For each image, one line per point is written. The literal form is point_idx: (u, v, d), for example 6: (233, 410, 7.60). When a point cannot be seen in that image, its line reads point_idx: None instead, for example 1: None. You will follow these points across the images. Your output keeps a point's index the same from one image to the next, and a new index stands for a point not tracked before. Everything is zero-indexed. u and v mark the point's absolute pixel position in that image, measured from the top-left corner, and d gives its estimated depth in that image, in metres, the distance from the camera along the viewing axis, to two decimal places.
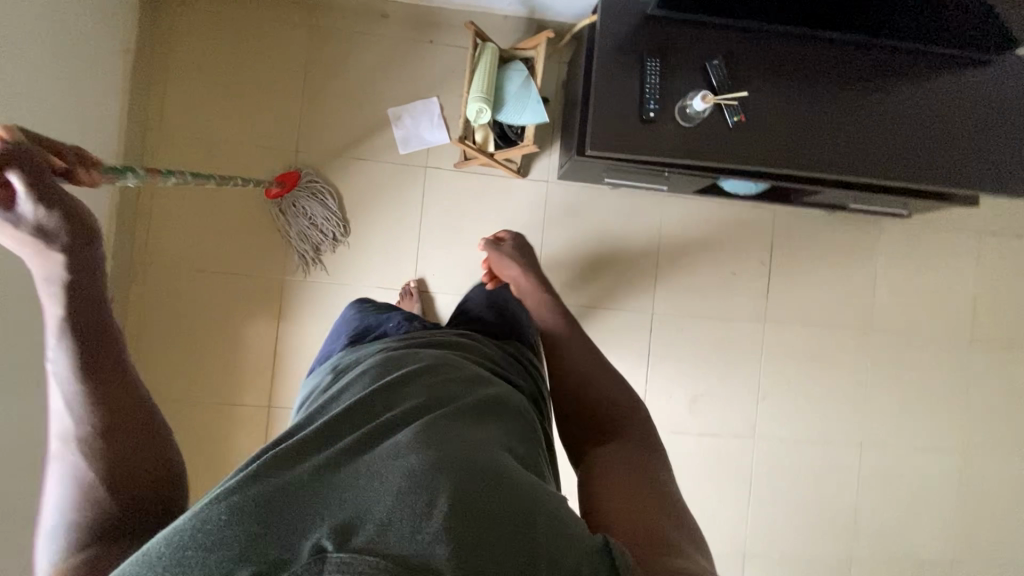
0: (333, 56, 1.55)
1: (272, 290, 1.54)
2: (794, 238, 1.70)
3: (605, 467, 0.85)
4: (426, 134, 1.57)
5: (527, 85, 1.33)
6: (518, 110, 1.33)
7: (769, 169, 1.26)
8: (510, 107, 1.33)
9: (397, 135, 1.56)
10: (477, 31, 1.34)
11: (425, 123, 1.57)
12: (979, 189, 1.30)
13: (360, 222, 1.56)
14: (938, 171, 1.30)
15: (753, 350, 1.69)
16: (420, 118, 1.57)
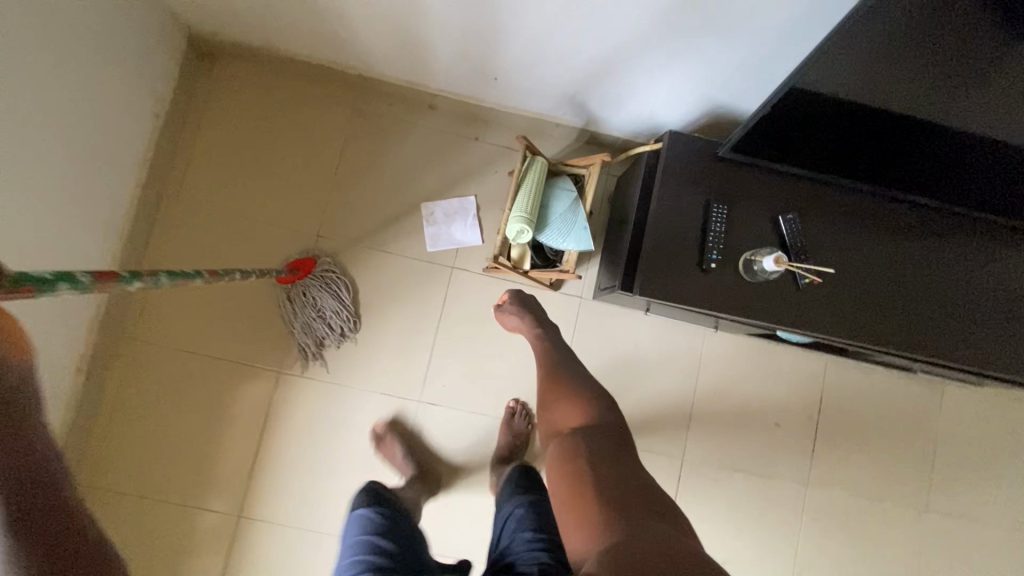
0: (373, 141, 1.47)
1: (266, 383, 1.39)
2: (845, 392, 1.53)
3: (591, 452, 0.92)
4: (458, 234, 1.45)
5: (577, 207, 1.22)
6: (564, 233, 1.20)
7: (827, 338, 1.11)
8: (555, 229, 1.21)
9: (427, 232, 1.45)
10: (528, 144, 1.24)
11: (458, 222, 1.46)
12: None
13: (373, 319, 1.42)
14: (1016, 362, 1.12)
15: (791, 515, 1.49)
16: (454, 217, 1.46)
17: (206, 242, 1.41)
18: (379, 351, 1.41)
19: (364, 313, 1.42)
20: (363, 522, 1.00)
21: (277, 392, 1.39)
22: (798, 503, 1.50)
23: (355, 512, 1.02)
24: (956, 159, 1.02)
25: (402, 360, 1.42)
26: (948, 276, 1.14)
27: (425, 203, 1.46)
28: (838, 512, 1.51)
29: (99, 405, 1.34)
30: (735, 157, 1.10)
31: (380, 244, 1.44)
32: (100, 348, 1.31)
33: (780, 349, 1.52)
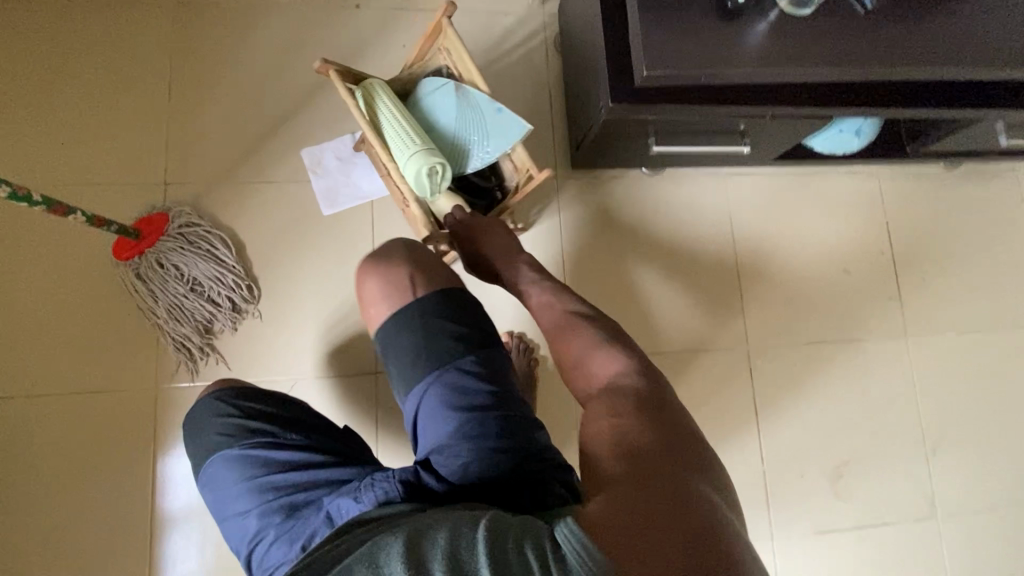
0: (214, 39, 1.04)
1: (141, 413, 0.92)
2: (909, 209, 1.20)
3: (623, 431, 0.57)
4: (366, 181, 1.02)
5: (466, 96, 0.91)
6: (480, 136, 0.90)
7: (908, 75, 0.78)
8: (466, 138, 0.91)
9: (318, 188, 1.01)
10: (338, 70, 0.86)
11: (360, 166, 1.02)
12: None
13: (278, 277, 0.98)
14: None
15: (897, 378, 1.13)
16: (351, 161, 1.02)
17: None
18: (301, 320, 0.97)
19: (263, 272, 0.97)
20: (241, 462, 0.73)
21: (163, 421, 0.92)
22: (902, 364, 1.14)
23: (214, 458, 0.74)
24: None
25: (338, 324, 0.98)
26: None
27: (307, 151, 1.02)
28: (953, 361, 1.16)
29: None
30: None
31: (263, 174, 1.01)
32: None
33: (821, 178, 1.17)
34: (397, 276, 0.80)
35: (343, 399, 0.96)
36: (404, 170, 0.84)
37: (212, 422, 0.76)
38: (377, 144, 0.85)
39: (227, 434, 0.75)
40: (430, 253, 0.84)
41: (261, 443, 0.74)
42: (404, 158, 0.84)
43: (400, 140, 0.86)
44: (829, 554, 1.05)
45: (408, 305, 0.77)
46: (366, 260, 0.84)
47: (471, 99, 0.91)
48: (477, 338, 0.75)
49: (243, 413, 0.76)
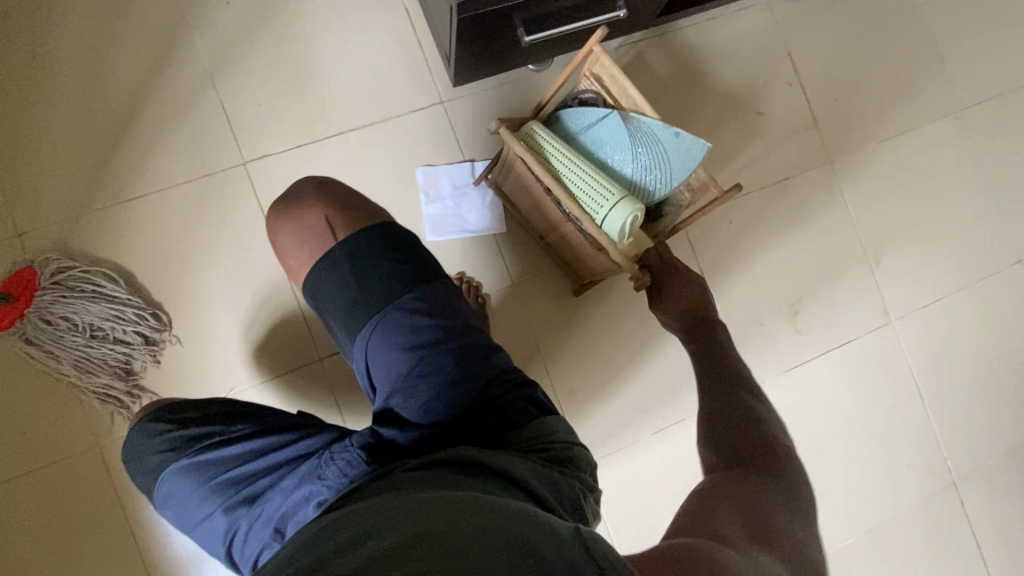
0: (2, 54, 0.88)
1: (91, 476, 0.86)
2: (804, 30, 1.16)
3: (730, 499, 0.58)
4: (473, 214, 1.00)
5: (635, 126, 0.82)
6: (663, 166, 0.81)
7: None
8: (634, 173, 0.83)
9: (427, 221, 0.99)
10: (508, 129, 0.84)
11: (469, 196, 1.00)
12: None
13: (182, 295, 0.90)
14: None
15: (830, 204, 1.14)
16: (461, 191, 1.00)
17: None
18: (226, 332, 0.91)
19: (164, 294, 0.90)
20: (194, 469, 0.68)
21: (118, 476, 0.87)
22: (833, 189, 1.15)
23: (163, 475, 0.69)
24: None
25: (266, 324, 0.93)
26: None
27: (428, 235, 0.99)
28: (879, 172, 1.17)
29: None
30: None
31: (124, 192, 0.90)
32: None
33: (714, 24, 1.11)
34: (314, 221, 0.70)
35: (296, 393, 0.93)
36: (604, 226, 0.78)
37: (150, 443, 0.71)
38: (566, 197, 0.79)
39: (169, 448, 0.70)
40: (351, 188, 0.74)
41: (210, 446, 0.69)
42: (610, 209, 0.78)
43: (592, 189, 0.80)
44: (803, 387, 1.10)
45: (333, 252, 0.69)
46: (276, 205, 0.73)
47: (640, 126, 0.82)
48: (413, 275, 0.69)
49: (180, 423, 0.71)
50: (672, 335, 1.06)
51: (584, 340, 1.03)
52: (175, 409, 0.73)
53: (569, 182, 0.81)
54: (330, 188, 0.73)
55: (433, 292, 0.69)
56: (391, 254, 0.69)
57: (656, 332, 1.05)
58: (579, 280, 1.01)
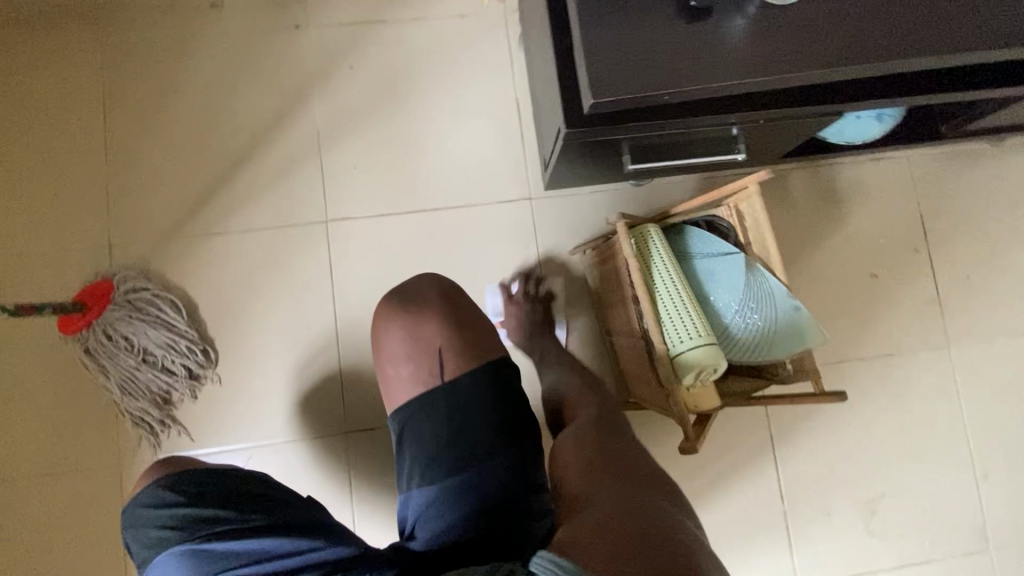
0: (145, 80, 0.95)
1: (105, 493, 0.87)
2: (946, 197, 1.03)
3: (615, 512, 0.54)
4: None
5: (756, 277, 0.71)
6: (766, 335, 0.71)
7: (942, 61, 0.59)
8: (732, 321, 0.72)
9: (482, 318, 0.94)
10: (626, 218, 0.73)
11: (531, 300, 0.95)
12: None
13: (234, 337, 0.91)
14: None
15: (939, 393, 0.99)
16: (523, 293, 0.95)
17: None
18: (264, 382, 0.91)
19: (218, 332, 0.91)
20: (196, 558, 0.60)
21: (128, 501, 0.88)
22: (944, 377, 1.00)
23: (159, 557, 0.61)
24: None
25: (305, 384, 0.91)
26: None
27: None
28: (1005, 368, 1.01)
29: None
30: None
31: (211, 225, 0.93)
32: None
33: (840, 171, 1.02)
34: (428, 336, 0.69)
35: (314, 460, 0.91)
36: (678, 362, 0.67)
37: (154, 514, 0.63)
38: (651, 320, 0.68)
39: (176, 527, 0.62)
40: (477, 314, 0.72)
41: (221, 535, 0.61)
42: (687, 350, 0.67)
43: (680, 317, 0.68)
44: None
45: (434, 390, 0.66)
46: (390, 295, 0.73)
47: (760, 282, 0.71)
48: (495, 416, 0.65)
49: (190, 498, 0.64)
50: (721, 499, 0.94)
51: None
52: (185, 475, 0.66)
53: (664, 301, 0.70)
54: (447, 301, 0.72)
55: (508, 439, 0.65)
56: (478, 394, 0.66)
57: (704, 492, 0.93)
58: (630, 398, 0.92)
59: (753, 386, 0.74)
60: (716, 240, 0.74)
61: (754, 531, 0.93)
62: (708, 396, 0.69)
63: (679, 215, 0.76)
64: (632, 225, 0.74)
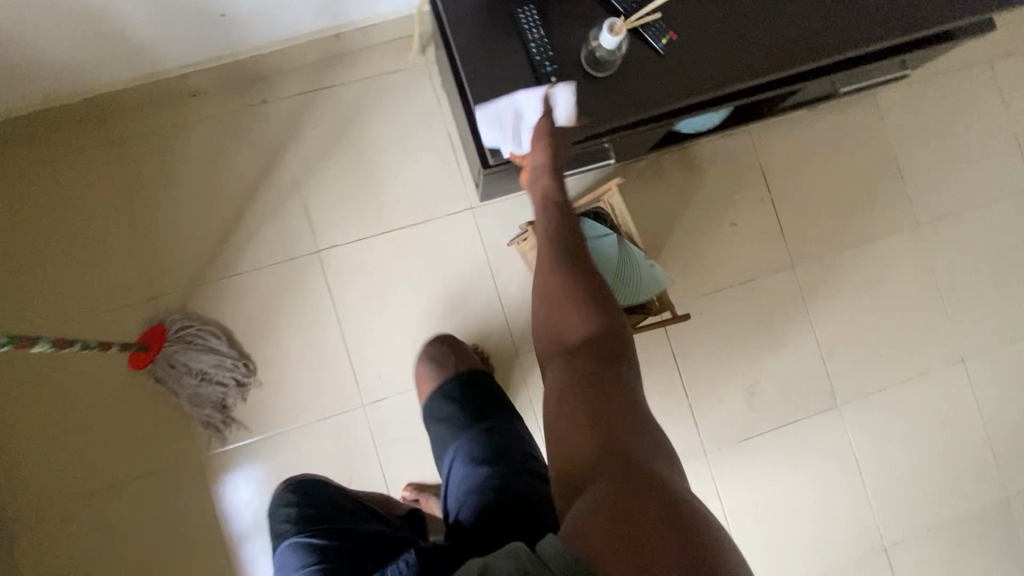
0: (151, 164, 1.20)
1: (194, 480, 1.18)
2: (782, 156, 1.37)
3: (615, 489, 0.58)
4: (488, 298, 1.26)
5: (625, 248, 1.05)
6: (635, 285, 1.05)
7: (712, 94, 0.91)
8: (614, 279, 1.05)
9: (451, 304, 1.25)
10: None
11: (485, 285, 1.27)
12: (953, 23, 1.03)
13: (266, 350, 1.20)
14: (894, 25, 1.01)
15: (791, 302, 1.36)
16: (478, 281, 1.27)
17: (39, 371, 1.16)
18: (294, 380, 1.21)
19: (253, 348, 1.20)
20: (298, 546, 0.90)
21: (212, 482, 1.18)
22: (793, 289, 1.36)
23: (279, 544, 0.93)
24: None
25: (326, 375, 1.22)
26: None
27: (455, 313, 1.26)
28: (837, 276, 1.37)
29: None
30: None
31: (229, 270, 1.21)
32: None
33: (700, 149, 1.34)
34: (439, 353, 1.11)
35: (344, 430, 1.21)
36: None
37: (281, 517, 0.97)
38: None
39: (292, 521, 0.95)
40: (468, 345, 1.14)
41: (315, 531, 0.91)
42: None
43: None
44: (752, 456, 1.32)
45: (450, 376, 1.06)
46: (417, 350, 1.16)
47: (627, 250, 1.05)
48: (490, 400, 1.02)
49: (303, 504, 0.97)
50: None
51: None
52: (302, 485, 1.03)
53: None
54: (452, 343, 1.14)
55: (502, 420, 0.98)
56: (474, 385, 1.04)
57: None
58: None
59: (636, 320, 1.08)
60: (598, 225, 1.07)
61: (670, 422, 1.30)
62: None
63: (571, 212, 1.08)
64: None
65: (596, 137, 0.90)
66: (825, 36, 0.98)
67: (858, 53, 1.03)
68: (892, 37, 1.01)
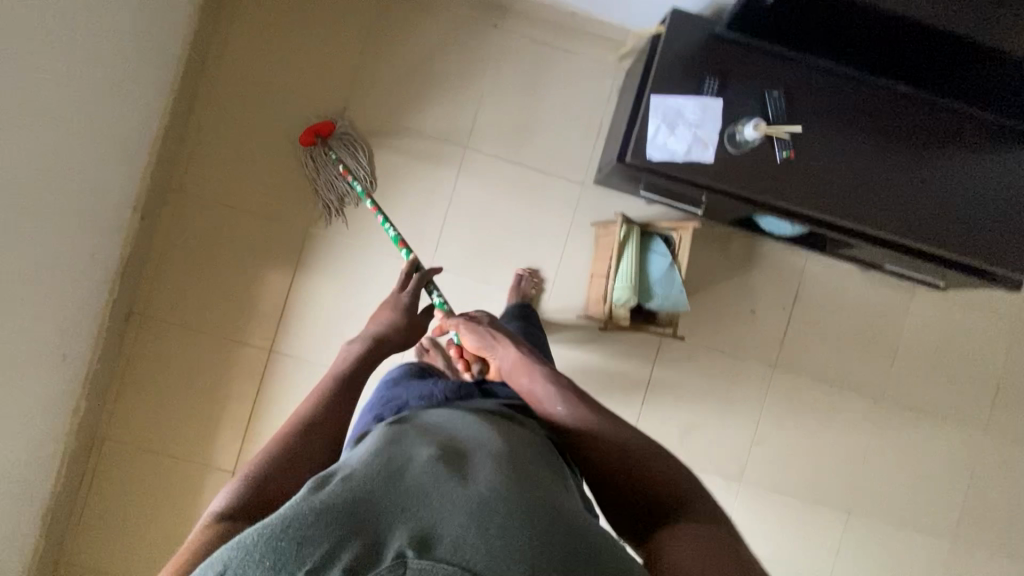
0: (398, 21, 1.57)
1: (295, 240, 1.56)
2: (818, 289, 1.67)
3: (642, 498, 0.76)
4: (554, 252, 1.62)
5: (671, 273, 1.37)
6: (661, 300, 1.37)
7: (794, 208, 1.20)
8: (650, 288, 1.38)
9: (529, 239, 1.62)
10: (625, 216, 1.40)
11: (558, 241, 1.63)
12: (1010, 269, 1.23)
13: (392, 190, 1.60)
14: (965, 243, 1.23)
15: (756, 391, 1.67)
16: (555, 235, 1.63)
17: (245, 110, 1.55)
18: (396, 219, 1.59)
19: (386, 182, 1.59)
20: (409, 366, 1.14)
21: (305, 249, 1.57)
22: (763, 384, 1.67)
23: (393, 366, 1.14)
24: (933, 48, 1.12)
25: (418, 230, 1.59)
26: (916, 156, 1.22)
27: (527, 246, 1.62)
28: (800, 395, 1.68)
29: (147, 252, 1.52)
30: (732, 34, 1.17)
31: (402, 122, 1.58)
32: (152, 194, 1.48)
33: (764, 248, 1.66)
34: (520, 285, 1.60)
35: None
36: (613, 291, 1.36)
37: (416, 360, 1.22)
38: (611, 268, 1.36)
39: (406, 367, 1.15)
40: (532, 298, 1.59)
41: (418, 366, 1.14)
42: (618, 286, 1.36)
43: (624, 274, 1.36)
44: None
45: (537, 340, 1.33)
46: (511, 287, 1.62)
47: (672, 275, 1.37)
48: None
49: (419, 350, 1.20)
50: (610, 389, 1.64)
51: (563, 358, 1.62)
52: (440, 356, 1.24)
53: (623, 263, 1.37)
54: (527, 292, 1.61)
55: None
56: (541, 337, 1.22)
57: (602, 381, 1.63)
58: (586, 310, 1.61)
59: (644, 322, 1.42)
60: (664, 247, 1.39)
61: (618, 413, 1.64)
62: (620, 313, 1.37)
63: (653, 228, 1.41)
64: (627, 221, 1.39)
65: (704, 184, 1.20)
66: (895, 219, 1.22)
67: (925, 249, 1.26)
68: (952, 249, 1.23)
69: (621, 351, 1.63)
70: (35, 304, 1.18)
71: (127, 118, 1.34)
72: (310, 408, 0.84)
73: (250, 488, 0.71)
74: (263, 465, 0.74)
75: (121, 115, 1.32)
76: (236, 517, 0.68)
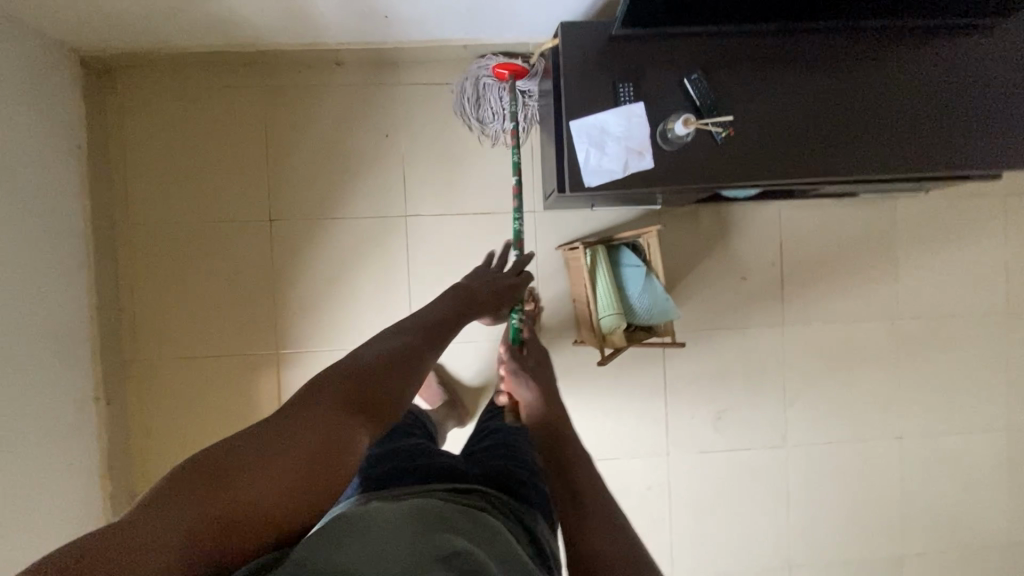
0: (292, 113, 1.48)
1: (267, 370, 1.49)
2: (801, 234, 1.61)
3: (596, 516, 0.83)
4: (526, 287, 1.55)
5: (650, 282, 1.32)
6: (649, 312, 1.31)
7: (751, 183, 1.13)
8: (635, 303, 1.32)
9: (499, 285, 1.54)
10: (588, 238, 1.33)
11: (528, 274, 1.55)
12: (984, 169, 1.17)
13: (346, 283, 1.51)
14: (931, 157, 1.16)
15: (772, 355, 1.62)
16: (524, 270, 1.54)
17: (169, 256, 1.45)
18: (361, 312, 1.51)
19: (338, 279, 1.50)
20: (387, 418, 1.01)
21: (280, 377, 1.49)
22: (777, 345, 1.62)
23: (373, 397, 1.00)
24: None
25: (386, 315, 1.52)
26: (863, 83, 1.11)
27: None
28: (816, 344, 1.63)
29: (127, 429, 1.45)
30: (631, 30, 1.09)
31: (333, 213, 1.50)
32: (108, 377, 1.41)
33: (734, 212, 1.59)
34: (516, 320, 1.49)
35: None
36: (600, 320, 1.30)
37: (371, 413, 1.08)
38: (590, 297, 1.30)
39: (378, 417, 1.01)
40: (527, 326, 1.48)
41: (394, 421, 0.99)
42: (602, 312, 1.30)
43: (605, 298, 1.30)
44: (706, 468, 1.61)
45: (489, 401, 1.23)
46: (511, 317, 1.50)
47: (651, 285, 1.31)
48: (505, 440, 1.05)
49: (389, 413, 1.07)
50: (629, 404, 1.58)
51: (573, 391, 1.56)
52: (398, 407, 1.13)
53: (600, 288, 1.30)
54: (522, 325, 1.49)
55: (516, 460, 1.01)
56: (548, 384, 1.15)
57: (619, 399, 1.58)
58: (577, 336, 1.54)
59: (639, 336, 1.37)
60: (635, 258, 1.34)
61: (646, 425, 1.59)
62: (615, 338, 1.31)
63: (619, 240, 1.35)
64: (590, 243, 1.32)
65: (653, 191, 1.13)
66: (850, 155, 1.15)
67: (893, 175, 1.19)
68: (918, 168, 1.16)
69: (628, 364, 1.56)
70: (24, 550, 1.12)
71: (50, 318, 1.26)
72: (369, 373, 0.72)
73: (260, 465, 0.58)
74: (304, 428, 0.62)
75: (45, 314, 1.24)
76: (260, 483, 0.57)
